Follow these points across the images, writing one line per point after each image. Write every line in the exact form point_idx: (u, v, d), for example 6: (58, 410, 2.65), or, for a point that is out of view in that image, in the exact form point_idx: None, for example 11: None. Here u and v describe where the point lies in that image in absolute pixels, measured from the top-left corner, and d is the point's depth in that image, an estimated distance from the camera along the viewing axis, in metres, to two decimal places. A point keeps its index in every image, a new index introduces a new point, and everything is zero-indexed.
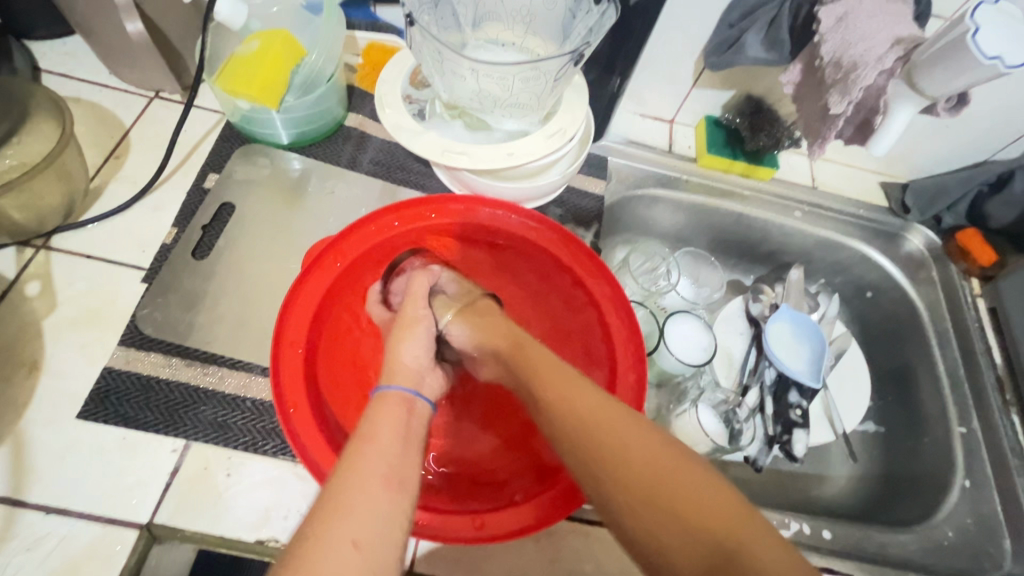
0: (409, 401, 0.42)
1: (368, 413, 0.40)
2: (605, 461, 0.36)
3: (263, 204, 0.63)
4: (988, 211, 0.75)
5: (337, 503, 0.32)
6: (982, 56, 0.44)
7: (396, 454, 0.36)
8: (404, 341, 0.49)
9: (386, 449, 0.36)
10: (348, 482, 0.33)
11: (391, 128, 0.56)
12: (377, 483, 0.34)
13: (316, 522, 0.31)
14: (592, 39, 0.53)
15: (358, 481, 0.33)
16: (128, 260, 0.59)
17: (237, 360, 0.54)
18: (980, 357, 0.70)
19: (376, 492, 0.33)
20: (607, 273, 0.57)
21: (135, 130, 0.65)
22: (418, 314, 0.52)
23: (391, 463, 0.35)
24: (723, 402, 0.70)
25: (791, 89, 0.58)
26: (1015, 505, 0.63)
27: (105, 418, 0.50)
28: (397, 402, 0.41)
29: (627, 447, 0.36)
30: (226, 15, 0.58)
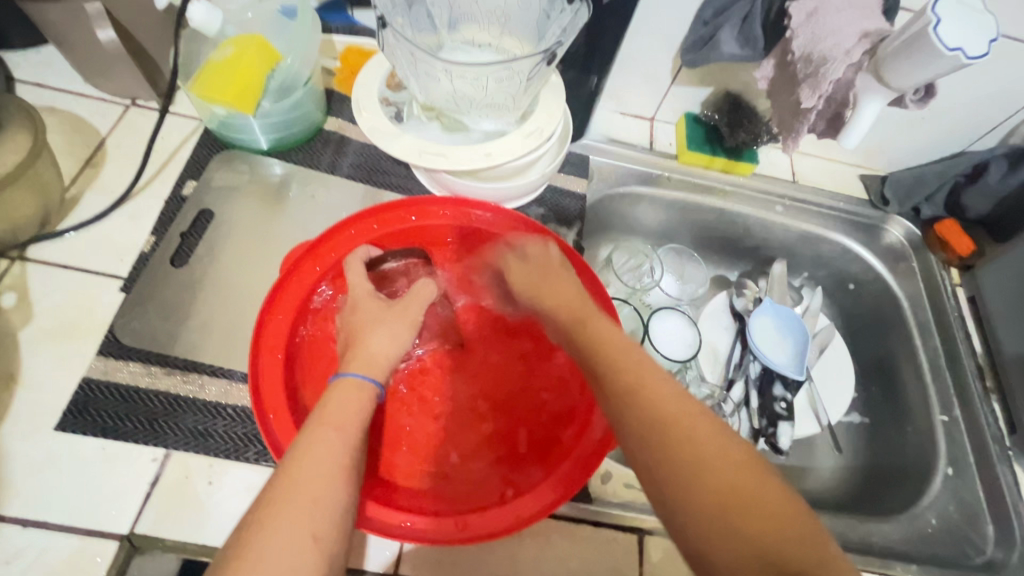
0: (368, 389, 0.44)
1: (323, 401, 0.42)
2: (653, 428, 0.36)
3: (242, 210, 0.63)
4: (965, 202, 0.75)
5: (285, 492, 0.34)
6: (944, 48, 0.45)
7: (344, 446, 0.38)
8: (376, 331, 0.49)
9: (334, 438, 0.38)
10: (299, 470, 0.36)
11: (368, 131, 0.56)
12: (328, 472, 0.36)
13: (265, 510, 0.34)
14: (565, 39, 0.53)
15: (307, 470, 0.36)
16: (106, 269, 0.58)
17: (218, 367, 0.54)
18: (961, 346, 0.71)
19: (331, 484, 0.36)
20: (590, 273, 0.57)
21: (112, 139, 0.65)
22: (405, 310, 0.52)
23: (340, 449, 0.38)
24: (709, 396, 0.72)
25: (765, 84, 0.59)
26: (996, 492, 0.63)
27: (84, 429, 0.50)
28: (354, 391, 0.43)
29: (682, 418, 0.36)
30: (200, 21, 0.57)
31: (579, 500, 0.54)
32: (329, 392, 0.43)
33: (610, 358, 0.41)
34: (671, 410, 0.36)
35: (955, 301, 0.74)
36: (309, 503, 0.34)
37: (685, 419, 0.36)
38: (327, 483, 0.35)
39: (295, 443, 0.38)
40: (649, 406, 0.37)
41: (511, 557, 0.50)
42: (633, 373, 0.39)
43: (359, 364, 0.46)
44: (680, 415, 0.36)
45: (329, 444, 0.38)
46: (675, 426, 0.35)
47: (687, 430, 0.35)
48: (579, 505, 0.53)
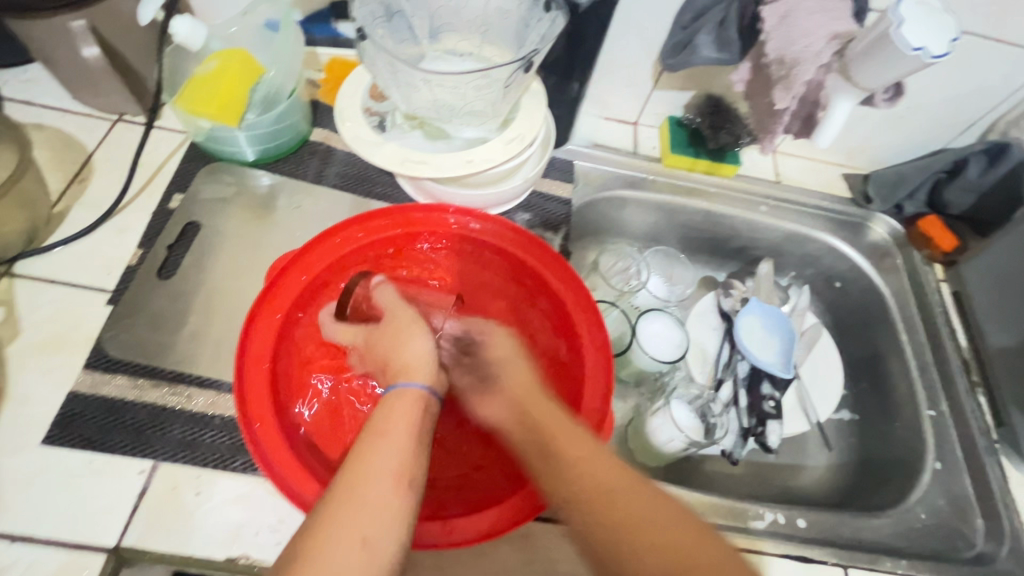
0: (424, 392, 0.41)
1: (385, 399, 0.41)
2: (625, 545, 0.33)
3: (229, 221, 0.63)
4: (948, 198, 0.76)
5: (352, 499, 0.33)
6: (907, 48, 0.46)
7: (409, 447, 0.36)
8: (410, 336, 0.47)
9: (405, 445, 0.37)
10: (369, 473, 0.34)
11: (350, 140, 0.56)
12: (385, 476, 0.34)
13: (335, 519, 0.32)
14: (542, 46, 0.54)
15: (376, 475, 0.34)
16: (93, 283, 0.59)
17: (206, 378, 0.54)
18: (946, 340, 0.72)
19: (387, 487, 0.34)
20: (576, 280, 0.57)
21: (99, 153, 0.66)
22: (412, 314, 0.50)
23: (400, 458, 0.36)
24: (697, 397, 0.70)
25: (742, 87, 0.62)
26: (984, 484, 0.64)
27: (70, 442, 0.50)
28: (413, 399, 0.40)
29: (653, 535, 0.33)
30: (184, 36, 0.59)
31: None
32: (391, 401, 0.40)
33: (560, 435, 0.39)
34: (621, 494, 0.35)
35: (939, 296, 0.75)
36: (379, 513, 0.33)
37: (634, 502, 0.35)
38: (389, 494, 0.34)
39: (355, 446, 0.36)
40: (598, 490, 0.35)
41: (501, 562, 0.50)
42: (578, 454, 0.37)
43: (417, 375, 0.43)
44: (629, 497, 0.35)
45: (396, 449, 0.36)
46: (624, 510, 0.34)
47: (639, 515, 0.34)
48: None
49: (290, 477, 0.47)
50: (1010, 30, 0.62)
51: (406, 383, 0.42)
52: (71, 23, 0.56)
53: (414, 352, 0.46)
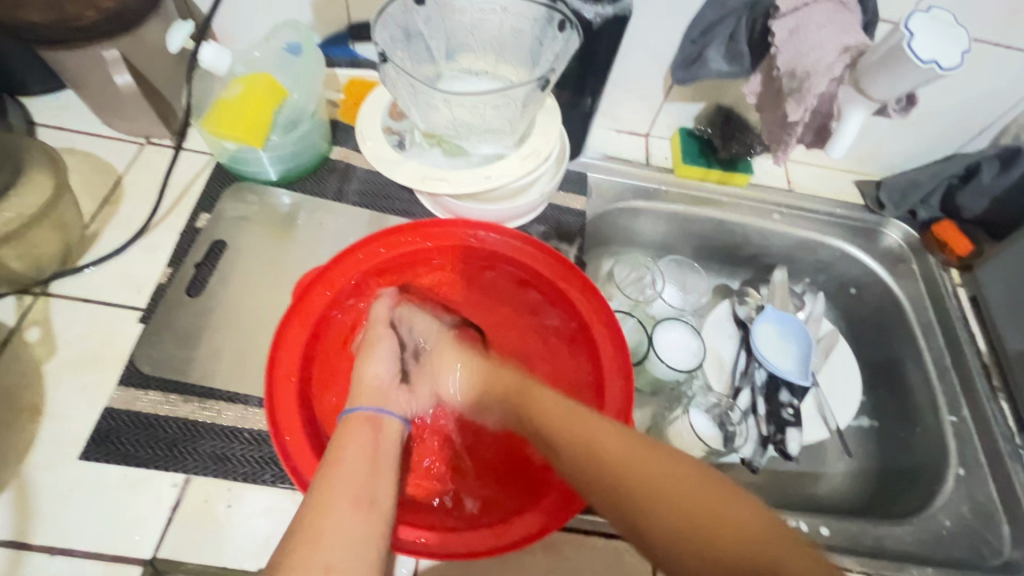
0: (375, 418, 0.48)
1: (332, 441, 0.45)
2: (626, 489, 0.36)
3: (254, 239, 0.65)
4: (960, 202, 0.76)
5: (321, 525, 0.37)
6: (919, 60, 0.47)
7: (362, 474, 0.41)
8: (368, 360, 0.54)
9: (359, 471, 0.41)
10: (330, 503, 0.38)
11: (372, 159, 0.58)
12: (341, 501, 0.39)
13: (303, 541, 0.36)
14: (558, 65, 0.56)
15: (334, 503, 0.38)
16: (124, 301, 0.60)
17: (234, 393, 0.56)
18: (965, 345, 0.72)
19: (342, 512, 0.38)
20: (591, 287, 0.58)
21: (128, 176, 0.68)
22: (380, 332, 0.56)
23: (358, 483, 0.40)
24: (715, 405, 0.71)
25: (753, 99, 0.61)
26: (1010, 490, 0.63)
27: (106, 457, 0.52)
28: (363, 422, 0.47)
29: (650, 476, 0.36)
30: (210, 63, 0.61)
31: (589, 512, 0.54)
32: (346, 428, 0.46)
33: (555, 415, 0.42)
34: (663, 479, 0.36)
35: (956, 301, 0.75)
36: (343, 539, 0.37)
37: (663, 475, 0.36)
38: (349, 517, 0.38)
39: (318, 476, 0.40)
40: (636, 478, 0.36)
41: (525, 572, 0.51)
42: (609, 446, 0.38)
43: (366, 398, 0.50)
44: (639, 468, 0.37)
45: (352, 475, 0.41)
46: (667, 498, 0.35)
47: (676, 491, 0.35)
48: (588, 517, 0.54)
49: None
50: (1020, 38, 0.62)
51: (354, 407, 0.49)
52: (104, 52, 0.58)
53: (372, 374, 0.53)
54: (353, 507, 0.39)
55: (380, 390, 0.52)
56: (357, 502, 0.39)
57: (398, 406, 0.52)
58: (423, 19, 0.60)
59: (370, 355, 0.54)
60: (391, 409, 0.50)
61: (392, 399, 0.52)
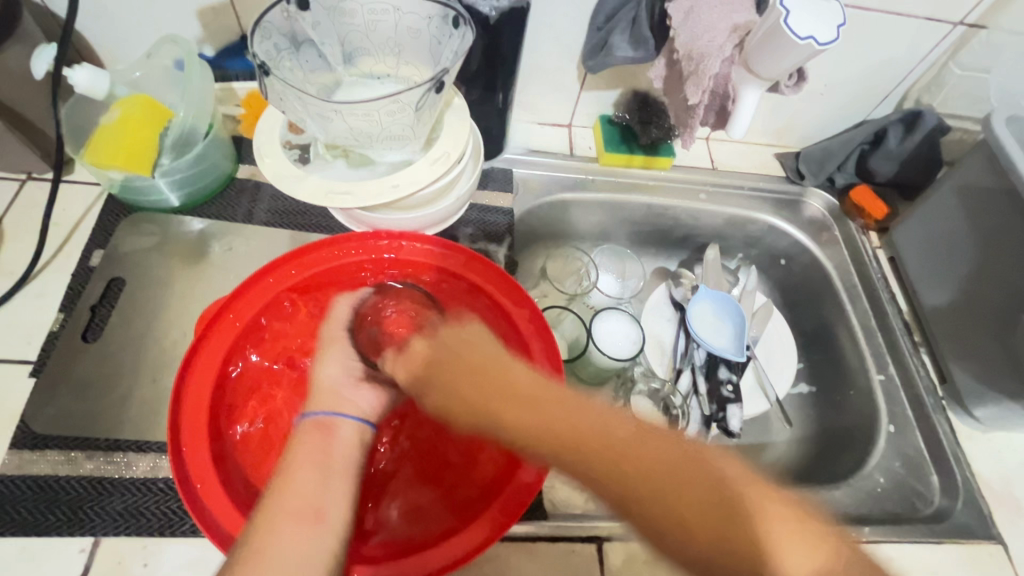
0: (324, 426, 0.45)
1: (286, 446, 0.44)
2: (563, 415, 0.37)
3: (157, 272, 0.61)
4: (873, 166, 0.78)
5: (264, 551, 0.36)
6: (797, 37, 0.47)
7: (308, 485, 0.40)
8: (325, 359, 0.51)
9: (307, 482, 0.40)
10: (273, 523, 0.38)
11: (272, 178, 0.55)
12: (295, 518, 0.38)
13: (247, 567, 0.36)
14: (452, 64, 0.53)
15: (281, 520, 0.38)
16: (14, 355, 0.55)
17: (144, 442, 0.52)
18: (887, 306, 0.74)
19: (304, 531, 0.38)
20: (506, 279, 0.58)
21: (8, 218, 0.62)
22: (336, 334, 0.53)
23: (305, 498, 0.40)
24: (659, 390, 0.71)
25: (660, 84, 0.62)
26: (936, 441, 0.66)
27: (1, 529, 0.47)
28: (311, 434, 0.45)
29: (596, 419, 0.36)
30: (85, 86, 0.57)
31: (534, 518, 0.53)
32: (298, 434, 0.45)
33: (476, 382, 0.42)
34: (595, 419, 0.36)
35: (876, 263, 0.77)
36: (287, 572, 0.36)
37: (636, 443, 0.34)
38: (290, 538, 0.37)
39: (272, 488, 0.40)
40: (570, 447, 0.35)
41: None
42: (532, 402, 0.39)
43: (322, 400, 0.48)
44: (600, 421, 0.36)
45: (305, 483, 0.40)
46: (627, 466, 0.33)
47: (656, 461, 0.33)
48: (533, 523, 0.53)
49: None
50: (905, 5, 0.64)
51: (307, 416, 0.47)
52: None
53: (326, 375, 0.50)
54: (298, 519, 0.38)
55: (337, 390, 0.49)
56: (301, 517, 0.38)
57: (359, 406, 0.48)
58: (310, 24, 0.56)
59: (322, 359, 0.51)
60: (346, 412, 0.47)
61: (346, 398, 0.48)
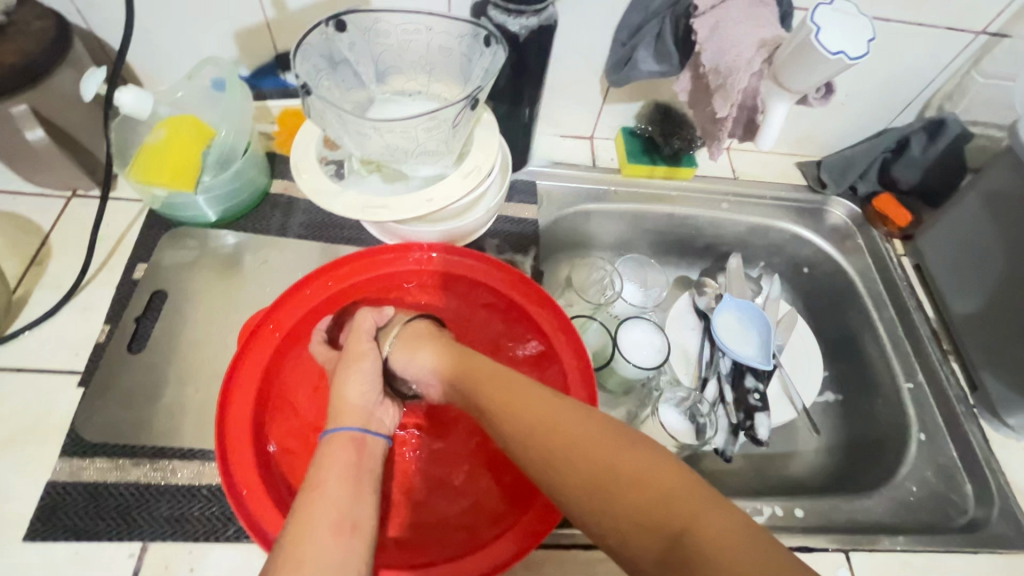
0: (358, 438, 0.47)
1: (319, 458, 0.44)
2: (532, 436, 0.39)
3: (197, 285, 0.63)
4: (896, 175, 0.78)
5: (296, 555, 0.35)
6: (827, 52, 0.47)
7: (343, 500, 0.40)
8: (348, 378, 0.51)
9: (342, 495, 0.40)
10: (307, 532, 0.37)
11: (310, 193, 0.56)
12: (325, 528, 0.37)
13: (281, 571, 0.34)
14: (486, 82, 0.55)
15: (314, 531, 0.37)
16: (63, 366, 0.57)
17: (188, 449, 0.53)
18: (914, 313, 0.74)
19: (329, 542, 0.37)
20: (536, 288, 0.58)
21: (55, 233, 0.65)
22: (364, 347, 0.53)
23: (340, 510, 0.39)
24: (685, 400, 0.71)
25: (685, 97, 0.63)
26: (969, 450, 0.65)
27: (53, 534, 0.49)
28: (343, 446, 0.45)
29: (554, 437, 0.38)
30: (130, 107, 0.59)
31: (567, 524, 0.54)
32: (328, 449, 0.45)
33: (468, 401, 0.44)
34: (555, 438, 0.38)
35: (902, 271, 0.77)
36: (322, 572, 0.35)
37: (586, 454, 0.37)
38: (329, 546, 0.36)
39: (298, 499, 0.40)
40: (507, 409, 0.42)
41: None
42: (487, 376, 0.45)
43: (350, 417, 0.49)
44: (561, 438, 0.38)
45: (336, 495, 0.40)
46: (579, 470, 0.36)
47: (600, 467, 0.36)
48: (566, 532, 0.53)
49: None
50: (927, 14, 0.65)
51: (336, 429, 0.47)
52: (11, 108, 0.55)
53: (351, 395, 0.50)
54: (335, 531, 0.37)
55: (369, 409, 0.50)
56: (337, 527, 0.38)
57: (383, 424, 0.50)
58: (347, 45, 0.59)
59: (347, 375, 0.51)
60: (374, 429, 0.49)
61: (377, 418, 0.50)
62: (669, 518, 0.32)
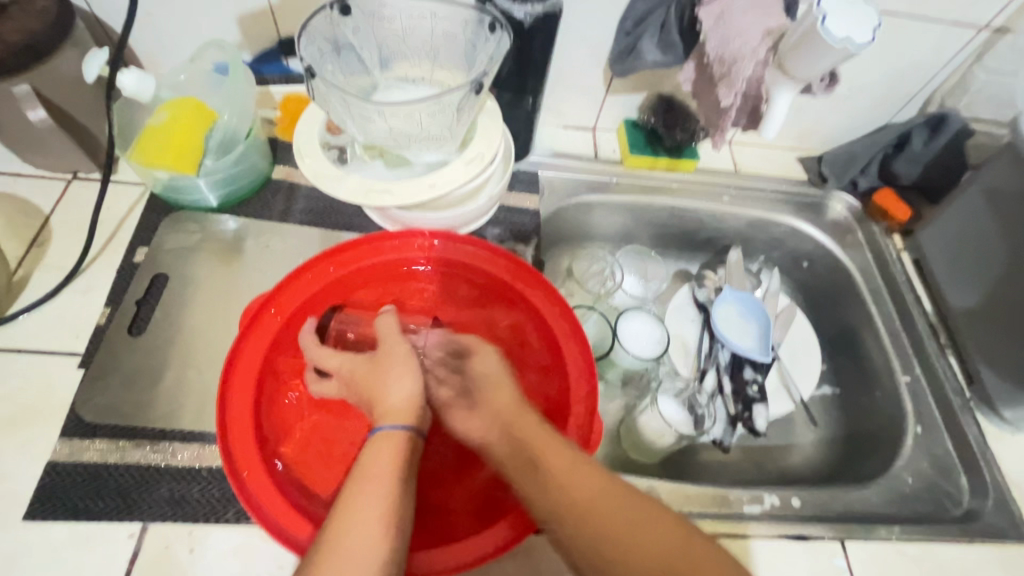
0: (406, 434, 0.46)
1: (370, 449, 0.45)
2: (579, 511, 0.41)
3: (198, 268, 0.63)
4: (896, 170, 0.78)
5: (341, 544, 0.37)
6: (833, 39, 0.47)
7: (393, 492, 0.41)
8: (390, 378, 0.52)
9: (393, 489, 0.41)
10: (349, 525, 0.38)
11: (313, 177, 0.56)
12: (371, 522, 0.38)
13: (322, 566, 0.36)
14: (491, 67, 0.55)
15: (358, 523, 0.38)
16: (63, 348, 0.57)
17: (188, 432, 0.53)
18: (913, 307, 0.74)
19: (373, 533, 0.38)
20: (540, 279, 0.58)
21: (56, 215, 0.64)
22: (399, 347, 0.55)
23: (388, 501, 0.40)
24: (683, 389, 0.72)
25: (689, 87, 0.63)
26: (965, 443, 0.66)
27: (53, 514, 0.49)
28: (390, 440, 0.45)
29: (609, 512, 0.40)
30: (132, 89, 0.58)
31: None
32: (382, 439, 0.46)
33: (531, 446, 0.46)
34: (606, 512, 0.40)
35: (901, 266, 0.78)
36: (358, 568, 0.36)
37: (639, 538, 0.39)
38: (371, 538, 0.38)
39: (344, 494, 0.40)
40: (621, 556, 0.38)
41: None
42: (589, 497, 0.41)
43: (391, 415, 0.48)
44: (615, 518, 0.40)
45: (385, 488, 0.41)
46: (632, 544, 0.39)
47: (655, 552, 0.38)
48: None
49: (285, 525, 0.46)
50: (932, 9, 0.65)
51: (389, 425, 0.47)
52: (14, 87, 0.55)
53: (395, 395, 0.50)
54: (382, 526, 0.38)
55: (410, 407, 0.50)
56: (386, 520, 0.39)
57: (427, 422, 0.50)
58: (351, 29, 0.58)
59: (388, 379, 0.51)
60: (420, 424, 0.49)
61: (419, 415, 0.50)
62: None
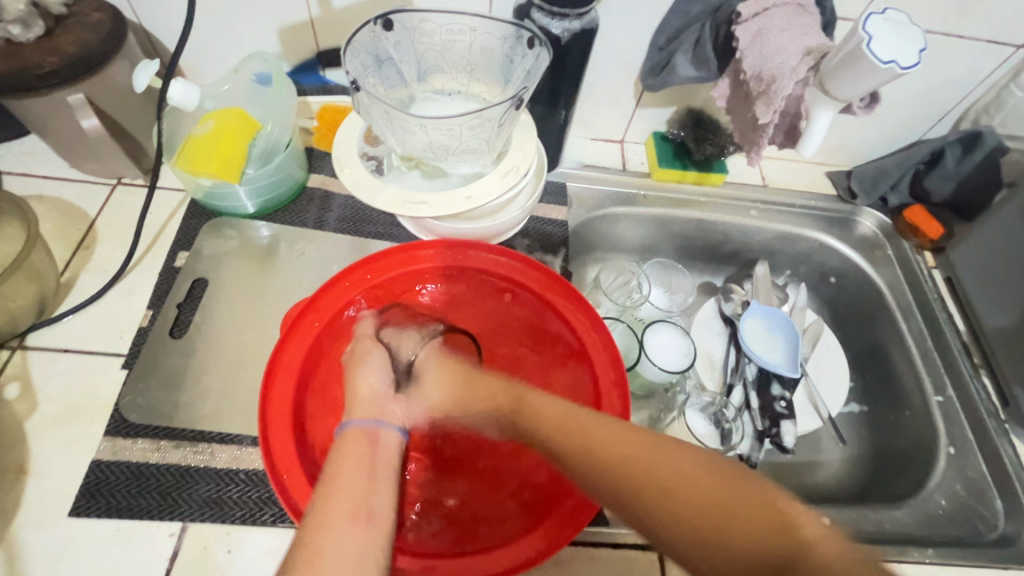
0: (373, 430, 0.47)
1: (337, 450, 0.44)
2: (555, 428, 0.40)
3: (235, 273, 0.64)
4: (929, 186, 0.78)
5: (315, 543, 0.36)
6: (878, 60, 0.48)
7: (361, 490, 0.40)
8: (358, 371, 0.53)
9: (358, 485, 0.41)
10: (326, 520, 0.37)
11: (351, 186, 0.58)
12: (339, 518, 0.38)
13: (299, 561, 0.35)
14: (530, 82, 0.56)
15: (329, 521, 0.38)
16: (107, 348, 0.59)
17: (226, 434, 0.55)
18: (945, 326, 0.74)
19: (341, 529, 0.37)
20: (568, 288, 0.59)
21: (101, 219, 0.67)
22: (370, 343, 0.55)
23: (356, 499, 0.40)
24: (710, 404, 0.71)
25: (723, 103, 0.63)
26: (999, 465, 0.65)
27: (97, 511, 0.50)
28: (358, 435, 0.46)
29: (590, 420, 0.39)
30: (179, 99, 0.60)
31: (596, 524, 0.54)
32: (345, 440, 0.46)
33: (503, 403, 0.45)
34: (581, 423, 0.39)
35: (933, 284, 0.77)
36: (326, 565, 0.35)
37: (614, 434, 0.37)
38: (347, 532, 0.37)
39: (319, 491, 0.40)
40: (590, 455, 0.37)
41: None
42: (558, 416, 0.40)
43: (362, 411, 0.49)
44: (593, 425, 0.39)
45: (352, 485, 0.40)
46: (602, 444, 0.37)
47: (629, 447, 0.36)
48: (594, 529, 0.54)
49: None
50: (969, 27, 0.65)
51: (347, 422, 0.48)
52: (69, 96, 0.56)
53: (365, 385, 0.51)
54: (352, 521, 0.38)
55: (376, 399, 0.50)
56: (352, 516, 0.38)
57: (397, 412, 0.50)
58: (392, 44, 0.60)
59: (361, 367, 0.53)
60: (390, 419, 0.49)
61: (389, 410, 0.50)
62: (712, 519, 0.32)
